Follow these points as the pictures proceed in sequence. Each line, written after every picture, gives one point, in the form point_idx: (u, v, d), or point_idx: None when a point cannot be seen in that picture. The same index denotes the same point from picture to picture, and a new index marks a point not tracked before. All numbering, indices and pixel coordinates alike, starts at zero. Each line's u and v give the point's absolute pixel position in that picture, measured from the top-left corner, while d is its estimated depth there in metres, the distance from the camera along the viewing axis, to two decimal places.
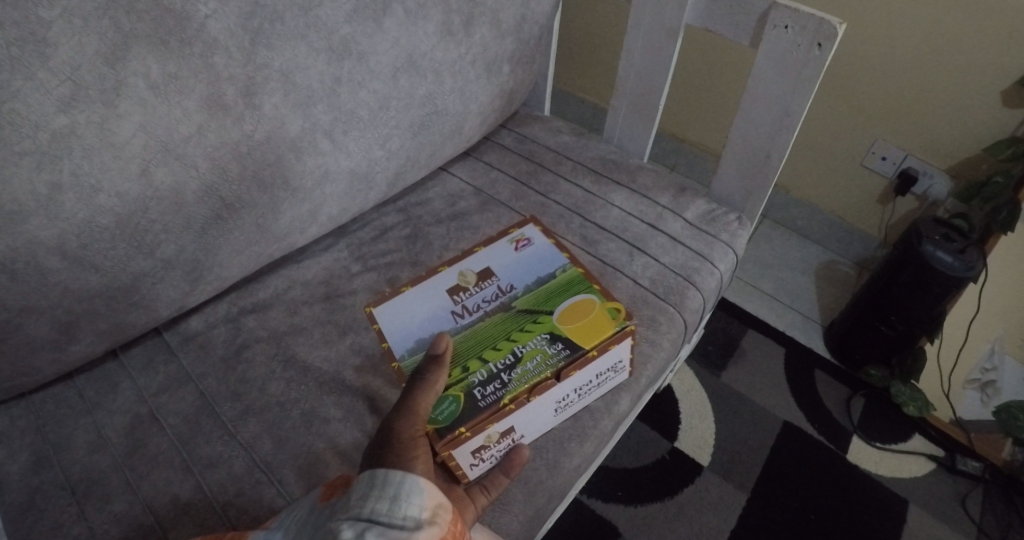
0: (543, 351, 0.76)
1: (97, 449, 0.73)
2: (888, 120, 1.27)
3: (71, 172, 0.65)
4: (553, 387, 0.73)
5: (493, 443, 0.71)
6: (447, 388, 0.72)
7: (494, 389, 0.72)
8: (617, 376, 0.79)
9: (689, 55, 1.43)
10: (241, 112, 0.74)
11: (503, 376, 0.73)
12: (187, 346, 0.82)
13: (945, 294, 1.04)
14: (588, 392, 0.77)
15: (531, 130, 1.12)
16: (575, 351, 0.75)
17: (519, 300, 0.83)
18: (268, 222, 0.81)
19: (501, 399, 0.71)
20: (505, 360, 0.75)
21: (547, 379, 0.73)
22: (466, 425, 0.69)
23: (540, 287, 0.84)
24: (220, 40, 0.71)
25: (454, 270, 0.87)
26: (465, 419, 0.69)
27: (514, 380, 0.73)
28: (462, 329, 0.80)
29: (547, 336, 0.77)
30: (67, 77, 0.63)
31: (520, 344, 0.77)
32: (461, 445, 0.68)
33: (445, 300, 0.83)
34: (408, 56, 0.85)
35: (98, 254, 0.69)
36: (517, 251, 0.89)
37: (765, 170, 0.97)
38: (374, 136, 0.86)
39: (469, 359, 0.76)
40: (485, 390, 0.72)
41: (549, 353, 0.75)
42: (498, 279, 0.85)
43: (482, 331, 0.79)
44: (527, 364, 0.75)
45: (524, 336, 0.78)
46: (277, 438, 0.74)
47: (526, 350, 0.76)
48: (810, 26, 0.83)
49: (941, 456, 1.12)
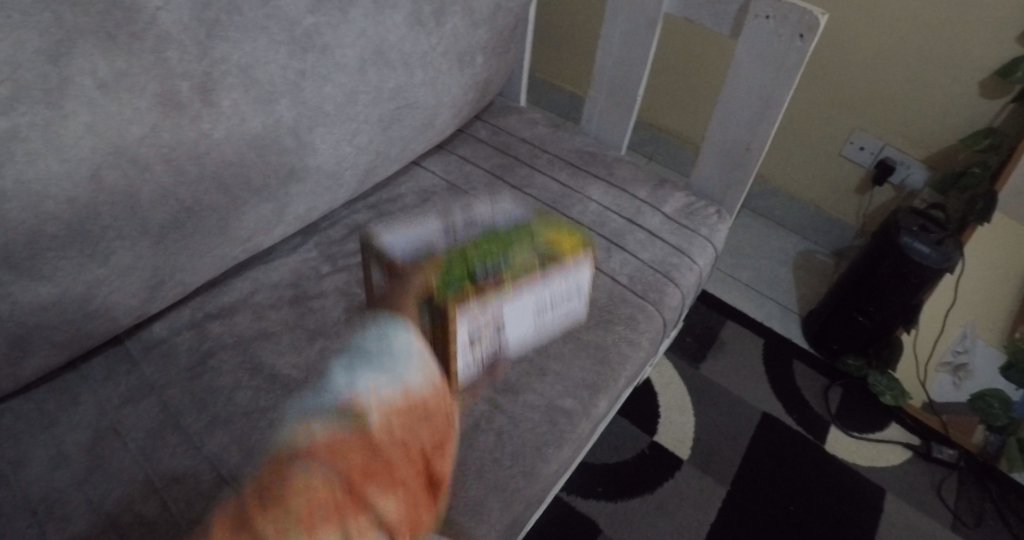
0: (527, 254, 0.81)
1: (55, 467, 0.70)
2: (866, 109, 1.26)
3: (15, 180, 0.60)
4: (537, 283, 0.79)
5: (485, 339, 0.76)
6: (448, 272, 0.77)
7: (490, 273, 0.78)
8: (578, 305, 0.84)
9: (669, 41, 1.40)
10: (199, 110, 0.70)
11: (496, 268, 0.78)
12: (150, 354, 0.79)
13: (922, 284, 1.04)
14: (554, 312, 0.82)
15: (506, 122, 1.09)
16: (553, 257, 0.83)
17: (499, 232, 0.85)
18: (232, 224, 0.78)
19: (498, 280, 0.77)
20: (495, 258, 0.79)
21: (528, 277, 0.79)
22: (473, 296, 0.75)
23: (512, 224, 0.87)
24: (173, 34, 0.66)
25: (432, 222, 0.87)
26: (470, 292, 0.75)
27: (505, 271, 0.78)
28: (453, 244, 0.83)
29: (530, 245, 0.83)
30: (5, 77, 0.58)
31: (506, 249, 0.81)
32: (467, 310, 0.74)
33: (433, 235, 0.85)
34: (375, 47, 0.81)
35: (48, 264, 0.65)
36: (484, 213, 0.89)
37: (744, 162, 0.95)
38: (341, 132, 0.82)
39: (462, 259, 0.79)
40: (483, 274, 0.78)
41: (532, 256, 0.81)
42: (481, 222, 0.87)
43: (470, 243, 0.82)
44: (515, 264, 0.80)
45: (509, 242, 0.82)
46: (245, 450, 0.72)
47: (513, 253, 0.80)
48: (792, 15, 0.81)
49: (917, 444, 1.13)
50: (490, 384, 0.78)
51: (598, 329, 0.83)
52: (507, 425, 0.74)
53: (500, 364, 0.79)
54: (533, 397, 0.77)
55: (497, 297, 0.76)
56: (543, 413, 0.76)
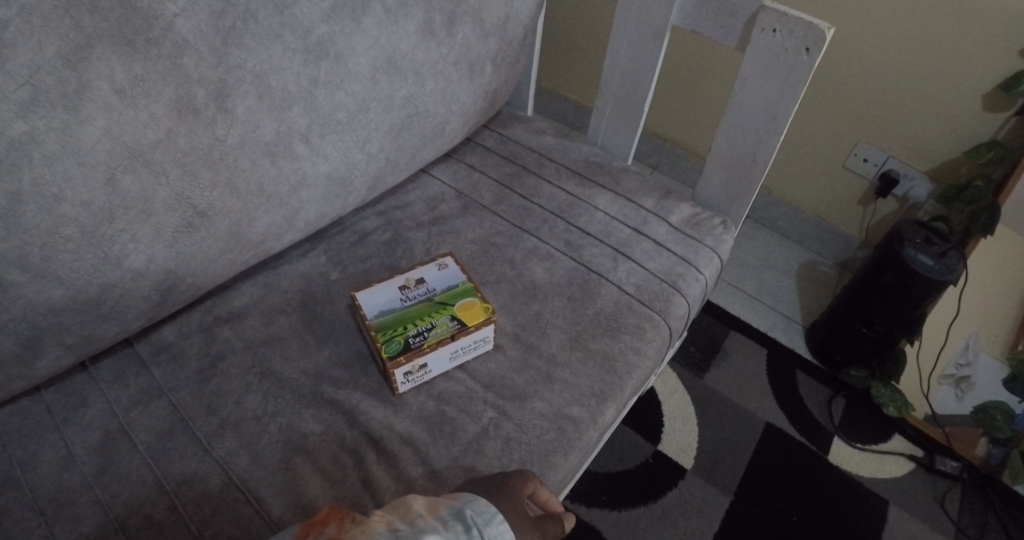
0: (443, 327, 0.77)
1: (65, 468, 0.70)
2: (870, 122, 1.27)
3: (31, 181, 0.61)
4: (449, 344, 0.76)
5: (412, 371, 0.76)
6: (386, 336, 0.76)
7: (416, 339, 0.76)
8: (481, 346, 0.81)
9: (677, 54, 1.41)
10: (213, 116, 0.71)
11: (419, 336, 0.76)
12: (160, 357, 0.79)
13: (925, 296, 1.05)
14: (460, 357, 0.80)
15: (514, 131, 1.10)
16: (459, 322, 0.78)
17: (435, 297, 0.81)
18: (244, 229, 0.78)
19: (422, 346, 0.75)
20: (420, 328, 0.77)
21: (448, 339, 0.76)
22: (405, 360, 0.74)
23: (443, 292, 0.82)
24: (190, 41, 0.67)
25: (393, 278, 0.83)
26: (404, 351, 0.74)
27: (425, 340, 0.75)
28: (393, 314, 0.79)
29: (449, 321, 0.78)
30: (26, 81, 0.59)
31: (426, 324, 0.77)
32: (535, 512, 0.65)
33: (387, 295, 0.81)
34: (387, 56, 0.82)
35: (62, 266, 0.65)
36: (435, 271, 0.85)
37: (751, 174, 0.96)
38: (353, 140, 0.83)
39: (397, 326, 0.77)
40: (414, 337, 0.76)
41: (446, 328, 0.77)
42: (421, 285, 0.83)
43: (406, 316, 0.79)
44: (430, 329, 0.77)
45: (433, 312, 0.79)
46: (254, 454, 0.72)
47: (433, 330, 0.77)
48: (799, 29, 0.82)
49: (920, 456, 1.13)
50: (498, 391, 0.78)
51: (605, 337, 0.84)
52: (514, 432, 0.75)
53: (507, 371, 0.80)
54: (540, 404, 0.77)
55: (428, 350, 0.75)
56: (551, 420, 0.76)
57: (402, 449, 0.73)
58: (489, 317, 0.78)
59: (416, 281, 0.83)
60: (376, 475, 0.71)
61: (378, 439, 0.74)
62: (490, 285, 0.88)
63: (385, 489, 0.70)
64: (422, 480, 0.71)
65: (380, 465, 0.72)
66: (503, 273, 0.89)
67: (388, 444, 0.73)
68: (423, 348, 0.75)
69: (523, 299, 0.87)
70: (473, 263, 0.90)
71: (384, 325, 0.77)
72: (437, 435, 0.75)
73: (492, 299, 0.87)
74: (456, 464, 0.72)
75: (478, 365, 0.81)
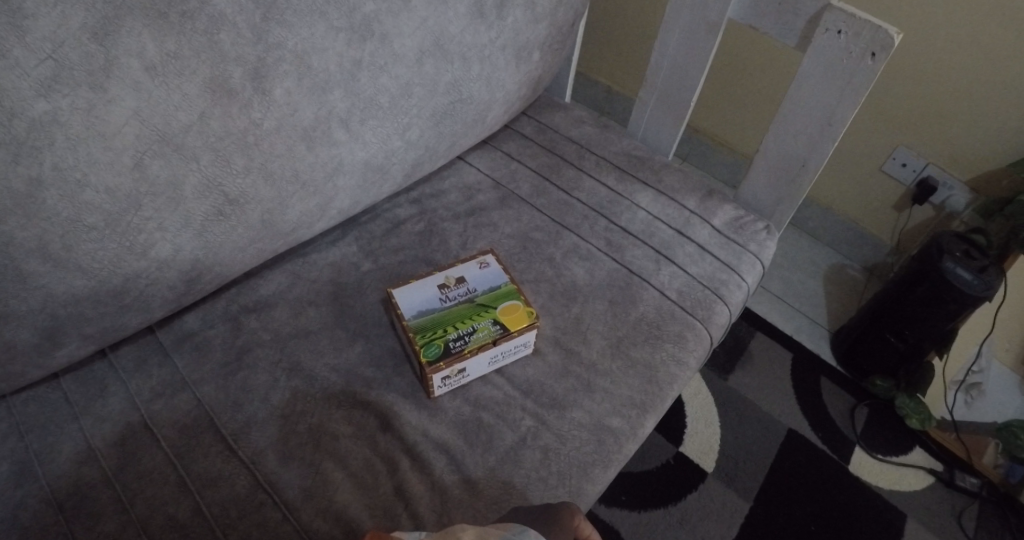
0: (486, 333, 0.74)
1: (84, 462, 0.67)
2: (911, 126, 1.24)
3: (53, 165, 0.57)
4: (489, 351, 0.73)
5: (452, 375, 0.73)
6: (427, 337, 0.73)
7: (456, 344, 0.72)
8: (520, 352, 0.78)
9: (732, 48, 1.36)
10: (250, 98, 0.66)
11: (460, 342, 0.73)
12: (183, 347, 0.76)
13: (961, 310, 1.03)
14: (500, 361, 0.77)
15: (553, 119, 1.05)
16: (501, 330, 0.74)
17: (478, 299, 0.78)
18: (276, 218, 0.73)
19: (464, 351, 0.72)
20: (461, 334, 0.73)
21: (490, 344, 0.73)
22: (446, 366, 0.71)
23: (483, 294, 0.78)
24: (227, 15, 0.62)
25: (436, 276, 0.80)
26: (445, 356, 0.71)
27: (467, 345, 0.72)
28: (433, 313, 0.76)
29: (492, 326, 0.74)
30: (49, 56, 0.55)
31: (467, 328, 0.74)
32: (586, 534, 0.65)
33: (429, 294, 0.78)
34: (435, 38, 0.77)
35: (84, 255, 0.61)
36: (478, 271, 0.81)
37: (800, 178, 0.92)
38: (393, 126, 0.78)
39: (438, 329, 0.74)
40: (454, 344, 0.72)
41: (489, 334, 0.74)
42: (465, 284, 0.79)
43: (448, 318, 0.75)
44: (471, 334, 0.73)
45: (476, 317, 0.75)
46: (282, 455, 0.69)
47: (475, 335, 0.73)
48: (866, 32, 0.77)
49: (940, 470, 1.13)
50: (537, 399, 0.76)
51: (646, 346, 0.81)
52: (553, 442, 0.72)
53: (547, 378, 0.77)
54: (580, 414, 0.75)
55: (467, 356, 0.72)
56: (590, 431, 0.73)
57: (436, 457, 0.71)
58: (532, 322, 0.75)
59: (457, 280, 0.80)
60: (409, 482, 0.69)
61: (412, 446, 0.71)
62: (529, 284, 0.85)
63: (419, 499, 0.68)
64: (457, 489, 0.69)
65: (415, 472, 0.70)
66: (543, 271, 0.86)
67: (423, 451, 0.71)
68: (464, 353, 0.72)
69: (563, 301, 0.84)
70: (511, 260, 0.87)
71: (423, 326, 0.74)
72: (474, 442, 0.72)
73: (532, 300, 0.84)
74: (492, 474, 0.70)
75: (517, 370, 0.78)
